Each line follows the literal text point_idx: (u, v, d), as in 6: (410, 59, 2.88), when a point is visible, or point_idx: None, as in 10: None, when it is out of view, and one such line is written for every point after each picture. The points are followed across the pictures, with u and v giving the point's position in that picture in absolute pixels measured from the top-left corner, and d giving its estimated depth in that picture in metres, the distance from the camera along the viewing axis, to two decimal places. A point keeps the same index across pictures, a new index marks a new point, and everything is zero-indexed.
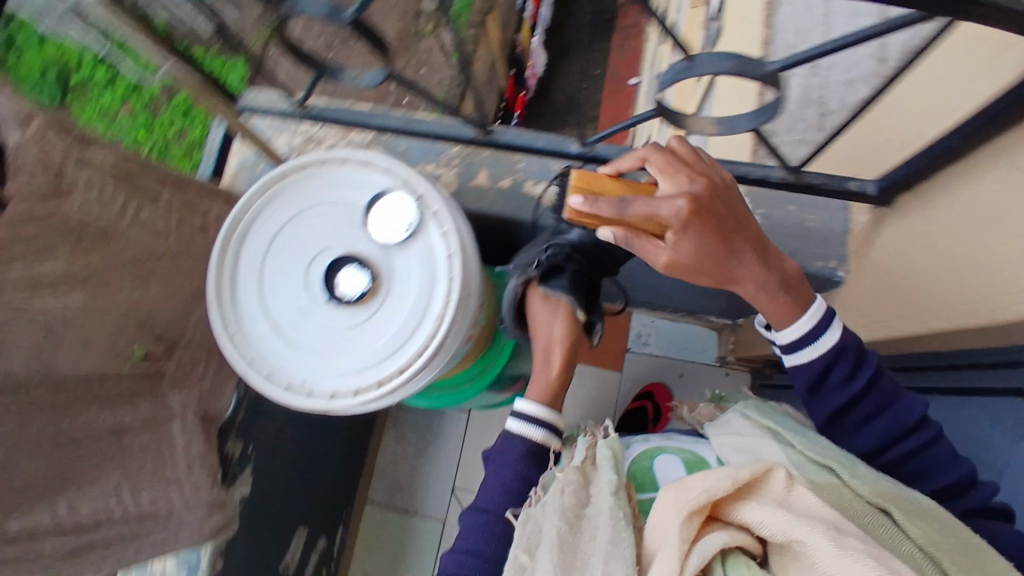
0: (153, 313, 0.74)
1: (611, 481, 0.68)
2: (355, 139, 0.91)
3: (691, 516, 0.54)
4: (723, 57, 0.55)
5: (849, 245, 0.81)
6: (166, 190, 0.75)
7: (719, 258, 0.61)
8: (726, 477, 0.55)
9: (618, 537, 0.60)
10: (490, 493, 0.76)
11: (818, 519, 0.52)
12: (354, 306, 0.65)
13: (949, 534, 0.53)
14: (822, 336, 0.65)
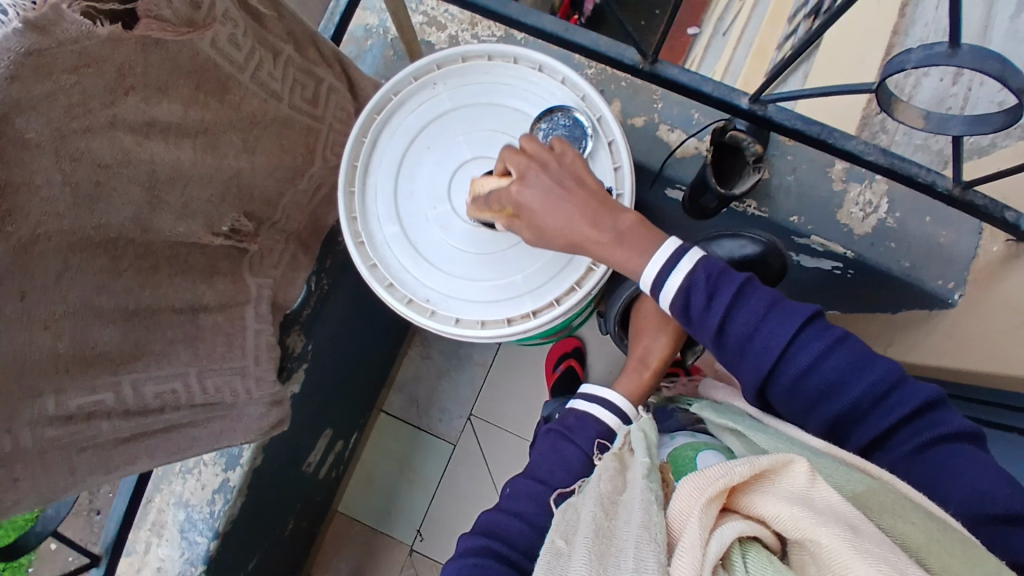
0: (250, 185, 0.66)
1: (645, 463, 0.62)
2: (482, 34, 0.82)
3: (710, 501, 0.46)
4: (990, 55, 0.51)
5: (974, 271, 0.77)
6: (289, 46, 0.66)
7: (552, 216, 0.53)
8: (743, 463, 0.46)
9: (650, 522, 0.50)
10: (553, 464, 0.75)
11: (836, 517, 0.43)
12: (498, 230, 0.58)
13: (915, 520, 0.43)
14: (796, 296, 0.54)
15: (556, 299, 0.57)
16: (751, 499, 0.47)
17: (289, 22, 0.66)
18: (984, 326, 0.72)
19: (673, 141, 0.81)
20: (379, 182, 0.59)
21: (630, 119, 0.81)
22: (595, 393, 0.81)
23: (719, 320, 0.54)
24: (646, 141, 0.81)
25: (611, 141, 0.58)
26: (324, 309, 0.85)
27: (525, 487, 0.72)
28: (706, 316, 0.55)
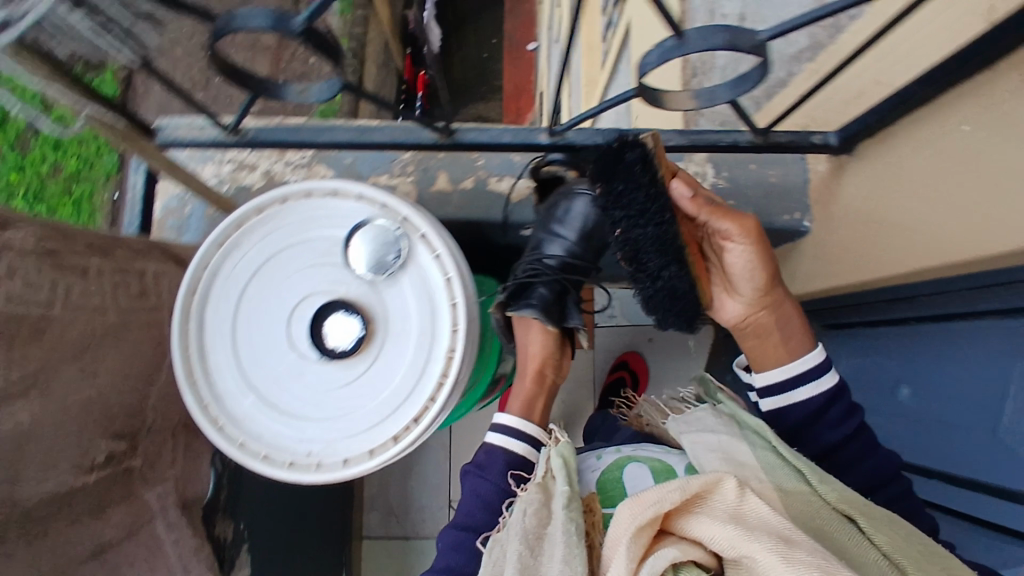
0: (108, 406, 0.66)
1: (565, 492, 0.71)
2: (292, 159, 0.83)
3: (641, 528, 0.58)
4: (714, 31, 0.53)
5: (811, 194, 0.84)
6: (95, 258, 0.65)
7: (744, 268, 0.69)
8: (676, 490, 0.58)
9: (570, 555, 0.64)
10: (471, 508, 0.80)
11: (767, 531, 0.54)
12: (351, 358, 0.58)
13: (912, 540, 0.58)
14: (824, 377, 0.70)
15: (430, 398, 0.57)
16: (687, 522, 0.59)
17: (83, 236, 0.66)
18: (847, 238, 0.77)
19: (505, 189, 0.84)
20: (220, 360, 0.59)
21: (460, 184, 0.84)
22: (500, 424, 0.84)
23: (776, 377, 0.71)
24: (481, 198, 0.83)
25: (423, 233, 0.59)
26: (242, 485, 0.84)
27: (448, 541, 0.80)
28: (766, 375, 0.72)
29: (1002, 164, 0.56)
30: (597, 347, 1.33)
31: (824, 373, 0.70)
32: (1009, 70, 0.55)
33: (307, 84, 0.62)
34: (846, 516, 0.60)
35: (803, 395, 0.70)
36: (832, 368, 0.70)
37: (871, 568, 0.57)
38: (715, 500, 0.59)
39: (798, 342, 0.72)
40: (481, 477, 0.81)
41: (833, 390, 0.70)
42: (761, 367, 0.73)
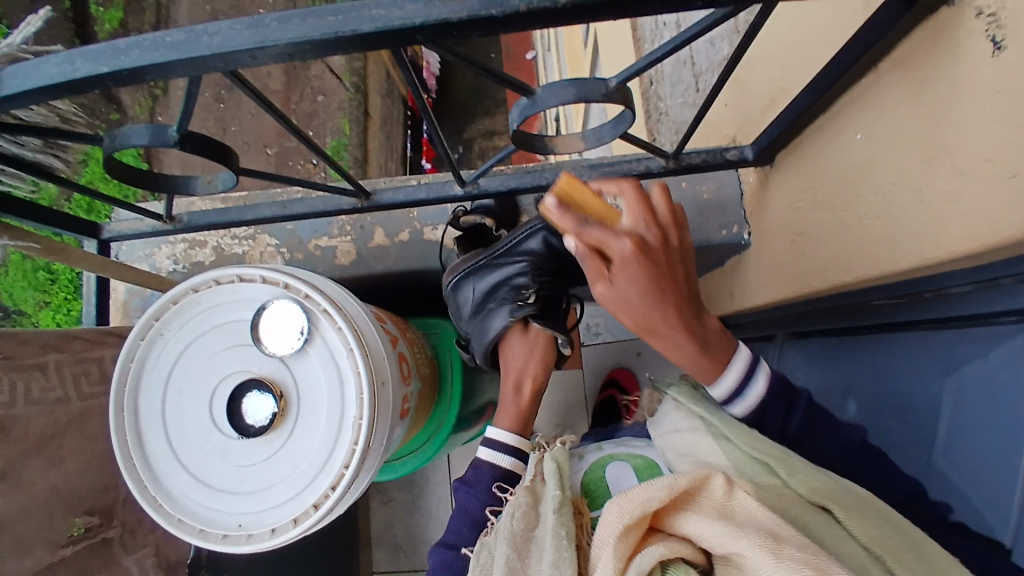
0: (77, 489, 0.72)
1: (555, 495, 0.59)
2: (237, 233, 0.88)
3: (630, 528, 0.47)
4: (561, 85, 0.53)
5: (746, 206, 0.84)
6: (51, 354, 0.70)
7: (648, 297, 0.57)
8: (663, 486, 0.47)
9: (559, 560, 0.51)
10: (458, 527, 0.74)
11: (754, 527, 0.44)
12: (268, 433, 0.61)
13: (893, 531, 0.48)
14: (750, 388, 0.62)
15: (343, 465, 0.60)
16: (681, 518, 0.48)
17: (40, 336, 0.70)
18: (773, 251, 0.76)
19: (439, 236, 0.86)
20: (154, 444, 0.63)
21: (396, 237, 0.87)
22: (492, 438, 0.83)
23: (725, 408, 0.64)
24: (417, 247, 0.86)
25: (325, 308, 0.63)
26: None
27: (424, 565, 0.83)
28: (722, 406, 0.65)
29: (883, 176, 0.53)
30: (586, 365, 1.34)
31: (751, 383, 0.62)
32: (885, 75, 0.52)
33: (211, 176, 0.66)
34: (820, 506, 0.50)
35: (739, 413, 0.63)
36: (758, 378, 0.63)
37: (851, 563, 0.46)
38: (704, 497, 0.48)
39: (723, 347, 0.62)
40: (469, 492, 0.77)
41: (759, 407, 0.63)
42: (712, 380, 0.63)
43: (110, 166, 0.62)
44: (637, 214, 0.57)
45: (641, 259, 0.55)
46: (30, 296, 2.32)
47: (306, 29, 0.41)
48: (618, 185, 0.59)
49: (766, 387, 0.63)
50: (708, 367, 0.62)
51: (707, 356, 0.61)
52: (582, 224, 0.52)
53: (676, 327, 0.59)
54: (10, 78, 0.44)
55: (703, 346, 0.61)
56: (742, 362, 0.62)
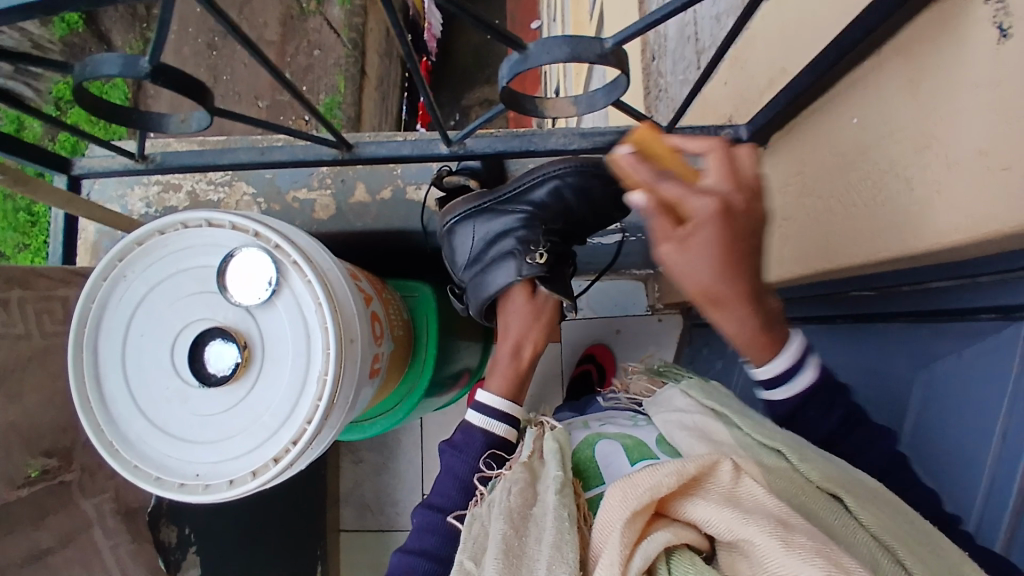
0: (36, 429, 0.70)
1: (556, 475, 0.51)
2: (215, 178, 0.86)
3: (637, 513, 0.41)
4: (555, 41, 0.50)
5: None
6: (14, 290, 0.68)
7: (725, 268, 0.46)
8: (670, 471, 0.42)
9: (561, 541, 0.44)
10: (445, 488, 0.73)
11: (765, 514, 0.40)
12: (231, 383, 0.60)
13: (901, 521, 0.44)
14: (799, 375, 0.56)
15: (306, 420, 0.59)
16: (687, 503, 0.43)
17: (5, 269, 0.68)
18: (759, 235, 0.75)
19: (422, 197, 0.84)
20: (114, 387, 0.61)
21: (379, 195, 0.85)
22: (487, 405, 0.79)
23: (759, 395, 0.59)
24: (400, 207, 0.85)
25: (295, 259, 0.61)
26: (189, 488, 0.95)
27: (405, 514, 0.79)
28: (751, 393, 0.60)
29: (874, 164, 0.52)
30: (565, 339, 1.34)
31: (799, 372, 0.56)
32: (888, 58, 0.50)
33: (185, 116, 0.63)
34: (831, 493, 0.46)
35: (780, 395, 0.57)
36: (806, 365, 0.56)
37: (861, 554, 0.42)
38: (711, 481, 0.43)
39: (781, 330, 0.53)
40: (456, 454, 0.75)
41: (806, 393, 0.57)
42: (760, 361, 0.55)
43: (77, 96, 0.59)
44: (725, 174, 0.46)
45: (725, 222, 0.44)
46: (7, 236, 2.27)
47: None
48: (700, 142, 0.48)
49: (813, 376, 0.56)
50: (761, 348, 0.54)
51: (759, 334, 0.52)
52: (667, 175, 0.43)
53: (743, 304, 0.49)
54: None
55: (767, 326, 0.52)
56: (794, 348, 0.55)
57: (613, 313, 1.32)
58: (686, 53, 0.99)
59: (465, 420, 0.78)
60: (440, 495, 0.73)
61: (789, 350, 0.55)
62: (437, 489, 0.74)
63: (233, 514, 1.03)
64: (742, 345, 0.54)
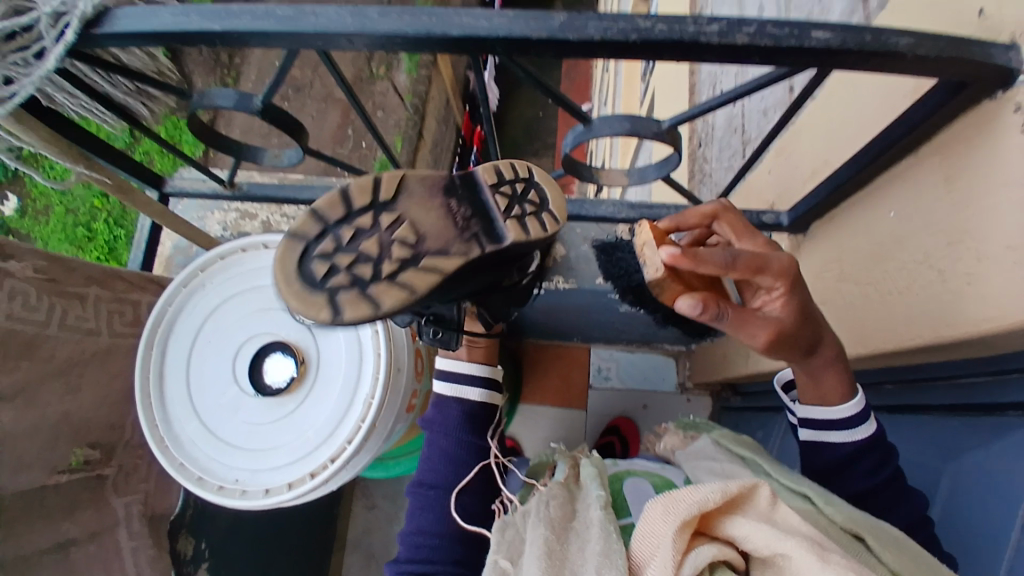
0: (87, 421, 0.75)
1: (601, 494, 0.53)
2: (288, 212, 0.94)
3: (682, 528, 0.42)
4: (617, 118, 0.56)
5: None
6: (92, 289, 0.75)
7: (804, 332, 0.54)
8: (715, 488, 0.43)
9: (610, 550, 0.46)
10: (433, 465, 0.70)
11: (804, 535, 0.41)
12: (283, 395, 0.64)
13: (927, 564, 0.45)
14: (859, 426, 0.60)
15: (346, 439, 0.62)
16: (727, 521, 0.44)
17: (86, 269, 0.76)
18: None
19: None
20: (175, 388, 0.66)
21: None
22: (450, 371, 0.72)
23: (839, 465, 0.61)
24: None
25: None
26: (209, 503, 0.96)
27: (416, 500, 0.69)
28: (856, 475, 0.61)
29: (908, 256, 0.56)
30: (590, 409, 1.35)
31: (864, 422, 0.60)
32: (926, 159, 0.55)
33: (279, 151, 0.71)
34: (852, 535, 0.47)
35: (836, 439, 0.61)
36: (868, 418, 0.61)
37: None
38: (749, 504, 0.44)
39: (837, 383, 0.59)
40: (439, 432, 0.71)
41: (863, 443, 0.60)
42: (826, 406, 0.60)
43: (192, 122, 0.67)
44: (745, 236, 0.57)
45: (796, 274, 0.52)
46: (65, 249, 2.45)
47: (402, 23, 0.45)
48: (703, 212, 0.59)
49: (875, 430, 0.61)
50: (828, 395, 0.60)
51: (825, 383, 0.59)
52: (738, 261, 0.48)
53: (804, 355, 0.56)
54: (124, 17, 0.49)
55: (816, 374, 0.59)
56: (859, 399, 0.60)
57: (641, 386, 1.34)
58: (734, 144, 1.06)
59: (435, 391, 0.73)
60: (429, 472, 0.70)
61: (857, 399, 0.60)
62: (426, 463, 0.71)
63: (243, 536, 1.04)
64: (806, 389, 0.61)
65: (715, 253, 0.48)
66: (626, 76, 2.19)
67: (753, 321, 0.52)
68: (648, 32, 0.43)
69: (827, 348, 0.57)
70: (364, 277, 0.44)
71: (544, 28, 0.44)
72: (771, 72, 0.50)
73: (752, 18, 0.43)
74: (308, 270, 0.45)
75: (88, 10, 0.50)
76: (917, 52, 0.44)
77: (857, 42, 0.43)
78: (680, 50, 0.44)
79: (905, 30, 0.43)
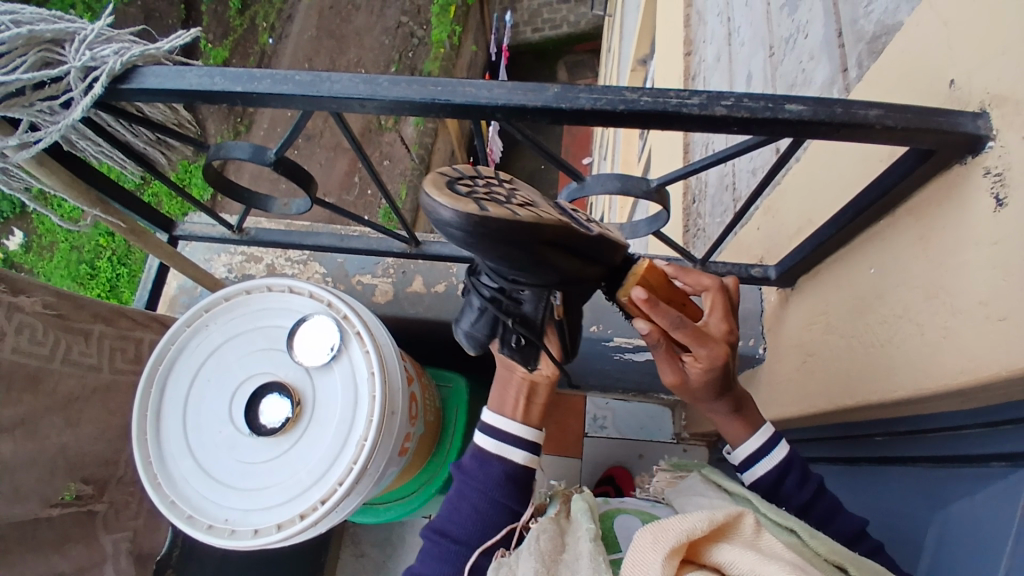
0: (84, 455, 0.75)
1: (590, 527, 0.53)
2: (293, 256, 0.97)
3: (671, 554, 0.43)
4: (608, 177, 0.60)
5: (764, 322, 0.90)
6: (98, 325, 0.78)
7: (715, 392, 0.60)
8: (702, 517, 0.44)
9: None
10: (461, 518, 0.65)
11: (788, 561, 0.42)
12: (278, 436, 0.65)
13: None
14: (775, 449, 0.63)
15: (338, 481, 0.63)
16: (715, 549, 0.44)
17: (93, 306, 0.78)
18: (785, 368, 0.80)
19: None
20: (171, 426, 0.67)
21: (433, 288, 0.94)
22: (501, 429, 0.67)
23: (806, 498, 0.61)
24: (451, 300, 0.94)
25: (358, 331, 0.68)
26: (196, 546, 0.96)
27: (432, 548, 0.65)
28: (799, 493, 0.61)
29: (887, 310, 0.58)
30: (586, 457, 1.34)
31: (774, 445, 0.63)
32: (901, 220, 0.58)
33: (287, 199, 0.74)
34: (836, 566, 0.47)
35: (762, 470, 0.63)
36: (780, 440, 0.64)
37: None
38: (735, 534, 0.46)
39: (754, 412, 0.64)
40: (475, 485, 0.65)
41: (783, 466, 0.63)
42: (737, 443, 0.64)
43: (207, 172, 0.71)
44: (719, 312, 0.60)
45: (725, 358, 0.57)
46: (66, 285, 2.49)
47: (409, 90, 0.48)
48: (700, 281, 0.61)
49: (790, 450, 0.63)
50: (737, 431, 0.64)
51: (732, 421, 0.64)
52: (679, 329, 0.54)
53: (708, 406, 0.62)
54: (152, 76, 0.53)
55: (738, 412, 0.63)
56: (766, 429, 0.64)
57: (637, 436, 1.34)
58: (726, 199, 1.10)
59: (476, 444, 0.68)
60: (455, 524, 0.65)
61: (762, 430, 0.64)
62: (451, 513, 0.66)
63: None
64: (718, 426, 0.65)
65: (670, 312, 0.53)
66: (624, 134, 2.27)
67: (671, 363, 0.58)
68: (635, 103, 0.46)
69: (733, 401, 0.62)
70: (489, 205, 0.41)
71: (539, 98, 0.47)
72: (754, 137, 0.53)
73: (729, 92, 0.47)
74: (443, 207, 0.40)
75: (117, 68, 0.53)
76: (886, 122, 0.47)
77: (828, 113, 0.47)
78: (664, 119, 0.47)
79: (873, 102, 0.47)
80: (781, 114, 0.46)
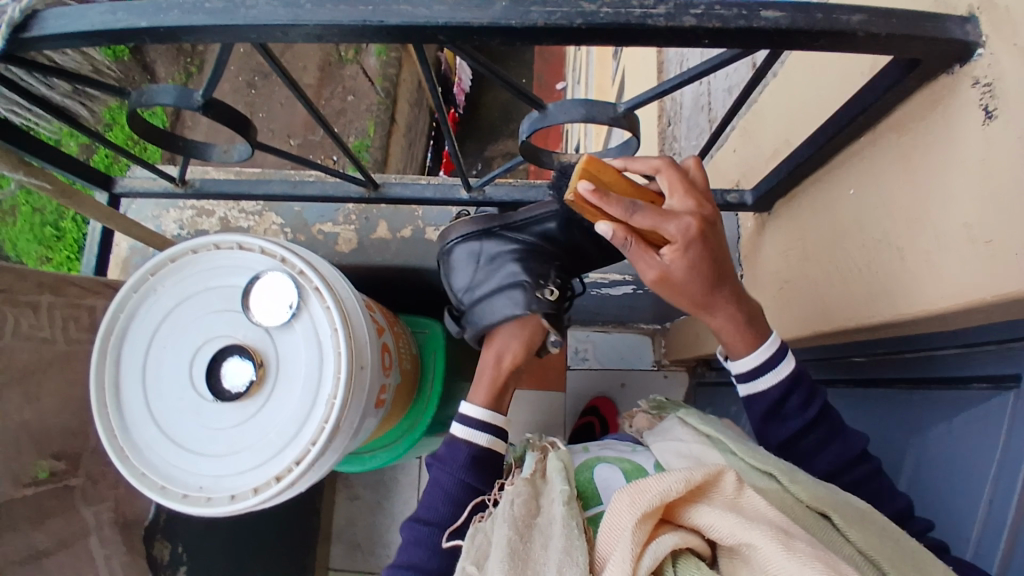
0: (50, 431, 0.73)
1: (563, 489, 0.52)
2: (247, 207, 0.91)
3: (645, 517, 0.42)
4: (574, 103, 0.55)
5: (741, 248, 0.87)
6: (45, 296, 0.73)
7: (706, 281, 0.57)
8: (678, 478, 0.43)
9: (571, 546, 0.45)
10: (432, 501, 0.66)
11: (768, 521, 0.42)
12: (244, 399, 0.63)
13: (885, 537, 0.46)
14: (781, 363, 0.62)
15: (310, 441, 0.61)
16: (692, 510, 0.44)
17: (37, 276, 0.73)
18: (761, 295, 0.79)
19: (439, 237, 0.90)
20: (130, 396, 0.64)
21: (399, 233, 0.90)
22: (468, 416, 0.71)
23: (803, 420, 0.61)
24: (418, 245, 0.90)
25: (317, 286, 0.64)
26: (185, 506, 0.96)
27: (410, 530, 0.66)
28: (798, 414, 0.62)
29: (867, 233, 0.55)
30: (568, 389, 1.36)
31: (784, 356, 0.62)
32: (883, 135, 0.54)
33: (227, 147, 0.68)
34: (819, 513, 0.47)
35: (765, 384, 0.62)
36: (788, 354, 0.62)
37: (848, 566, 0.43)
38: (715, 491, 0.45)
39: (760, 323, 0.62)
40: (442, 469, 0.68)
41: (789, 381, 0.62)
42: (739, 354, 0.63)
43: (136, 124, 0.64)
44: (679, 192, 0.56)
45: (699, 231, 0.54)
46: (31, 248, 2.40)
47: (338, 13, 0.42)
48: (649, 163, 0.57)
49: (796, 364, 0.62)
50: (741, 340, 0.62)
51: (741, 326, 0.61)
52: (644, 217, 0.52)
53: (710, 298, 0.59)
54: (50, 18, 0.46)
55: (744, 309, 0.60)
56: (772, 340, 0.62)
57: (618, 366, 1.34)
58: (700, 121, 1.05)
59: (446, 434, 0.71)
60: (427, 508, 0.66)
61: (769, 341, 0.62)
62: (424, 501, 0.67)
63: (222, 536, 1.04)
64: (725, 336, 0.62)
65: (621, 199, 0.51)
66: (597, 56, 2.17)
67: (647, 260, 0.55)
68: (593, 18, 0.41)
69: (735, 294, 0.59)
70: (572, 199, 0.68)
71: (486, 16, 0.42)
72: (726, 51, 0.48)
73: (699, 0, 0.42)
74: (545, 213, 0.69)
75: (15, 15, 0.46)
76: (870, 29, 0.42)
77: (808, 21, 0.42)
78: (627, 34, 0.42)
79: (857, 7, 0.42)
80: (753, 24, 0.42)
